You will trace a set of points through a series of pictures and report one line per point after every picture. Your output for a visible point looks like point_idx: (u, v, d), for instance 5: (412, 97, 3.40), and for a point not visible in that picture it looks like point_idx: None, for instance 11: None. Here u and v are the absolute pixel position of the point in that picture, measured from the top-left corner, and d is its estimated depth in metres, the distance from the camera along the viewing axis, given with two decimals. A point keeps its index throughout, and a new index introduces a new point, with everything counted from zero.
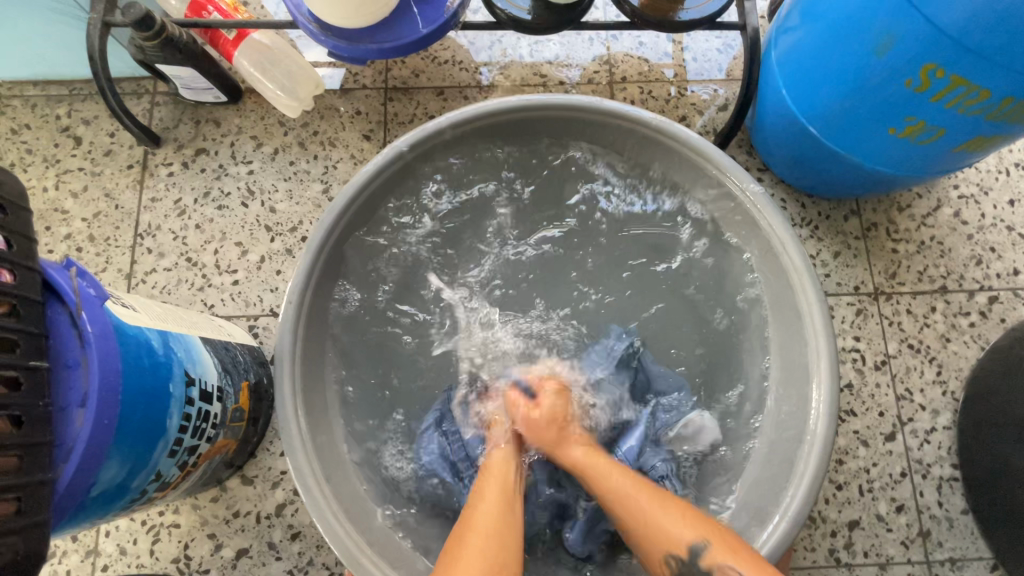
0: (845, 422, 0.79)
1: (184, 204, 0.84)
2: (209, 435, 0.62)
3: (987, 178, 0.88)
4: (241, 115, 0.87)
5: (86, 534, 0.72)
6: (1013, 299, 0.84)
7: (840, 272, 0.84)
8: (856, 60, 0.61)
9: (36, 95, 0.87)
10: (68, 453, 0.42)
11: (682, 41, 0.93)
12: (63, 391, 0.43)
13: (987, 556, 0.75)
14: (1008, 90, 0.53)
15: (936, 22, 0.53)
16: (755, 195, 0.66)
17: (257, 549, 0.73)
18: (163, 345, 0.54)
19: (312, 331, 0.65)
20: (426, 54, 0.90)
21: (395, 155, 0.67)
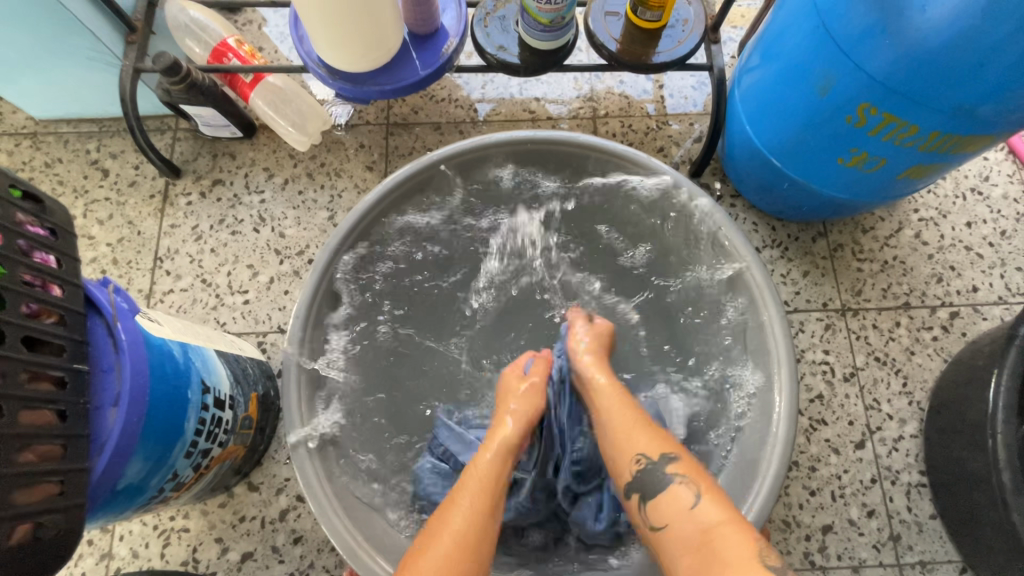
0: (817, 430, 0.83)
1: (201, 230, 0.91)
2: (221, 440, 0.67)
3: (945, 202, 0.94)
4: (255, 149, 0.95)
5: (101, 538, 0.77)
6: (973, 314, 0.89)
7: (809, 290, 0.90)
8: (805, 99, 0.68)
9: (69, 132, 0.96)
10: (101, 447, 0.48)
11: (660, 80, 1.01)
12: (98, 391, 0.49)
13: (955, 559, 0.78)
14: (932, 125, 0.60)
15: (866, 68, 0.60)
16: (717, 218, 0.73)
17: (262, 552, 0.77)
18: (184, 356, 0.61)
19: (316, 348, 0.70)
20: (425, 93, 0.99)
21: (396, 184, 0.74)
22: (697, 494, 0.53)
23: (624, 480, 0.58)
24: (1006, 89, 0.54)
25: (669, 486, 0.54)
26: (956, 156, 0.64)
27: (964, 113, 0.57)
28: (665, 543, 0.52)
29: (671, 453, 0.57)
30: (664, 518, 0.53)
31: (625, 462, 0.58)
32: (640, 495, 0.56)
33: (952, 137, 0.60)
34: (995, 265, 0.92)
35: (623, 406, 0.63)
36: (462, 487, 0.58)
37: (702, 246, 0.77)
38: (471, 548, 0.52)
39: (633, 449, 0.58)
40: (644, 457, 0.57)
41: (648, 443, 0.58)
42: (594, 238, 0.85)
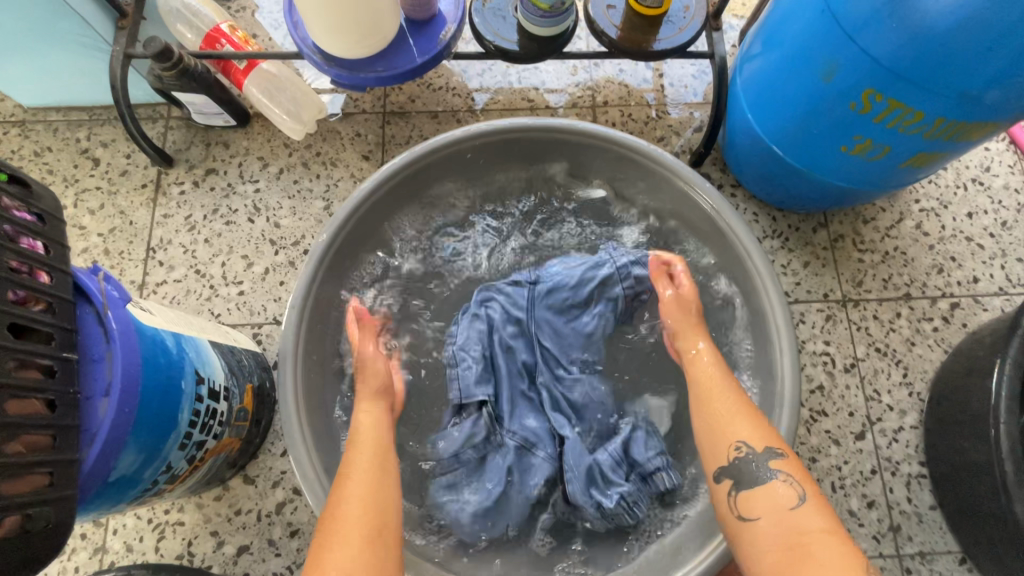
0: (817, 421, 0.83)
1: (194, 220, 0.90)
2: (216, 432, 0.66)
3: (946, 193, 0.94)
4: (249, 138, 0.94)
5: (94, 532, 0.76)
6: (973, 305, 0.89)
7: (809, 281, 0.89)
8: (808, 86, 0.67)
9: (59, 121, 0.94)
10: (92, 438, 0.47)
11: (660, 69, 1.00)
12: (89, 381, 0.48)
13: (955, 549, 0.78)
14: (938, 112, 0.59)
15: (871, 53, 0.59)
16: (718, 204, 0.72)
17: (258, 545, 0.76)
18: (177, 346, 0.59)
19: (313, 339, 0.69)
20: (422, 81, 0.97)
21: (391, 173, 0.72)
22: (800, 497, 0.54)
23: (718, 463, 0.60)
24: (1013, 75, 0.53)
25: (770, 482, 0.56)
26: (960, 144, 0.63)
27: (970, 100, 0.56)
28: (754, 534, 0.54)
29: (776, 449, 0.58)
30: (759, 510, 0.55)
31: (723, 448, 0.60)
32: (733, 483, 0.58)
33: (957, 123, 0.60)
34: (996, 256, 0.91)
35: (728, 391, 0.64)
36: (353, 469, 0.59)
37: (704, 234, 0.76)
38: (380, 532, 0.54)
39: (734, 435, 0.60)
40: (745, 447, 0.59)
41: (751, 433, 0.59)
42: (593, 229, 0.84)
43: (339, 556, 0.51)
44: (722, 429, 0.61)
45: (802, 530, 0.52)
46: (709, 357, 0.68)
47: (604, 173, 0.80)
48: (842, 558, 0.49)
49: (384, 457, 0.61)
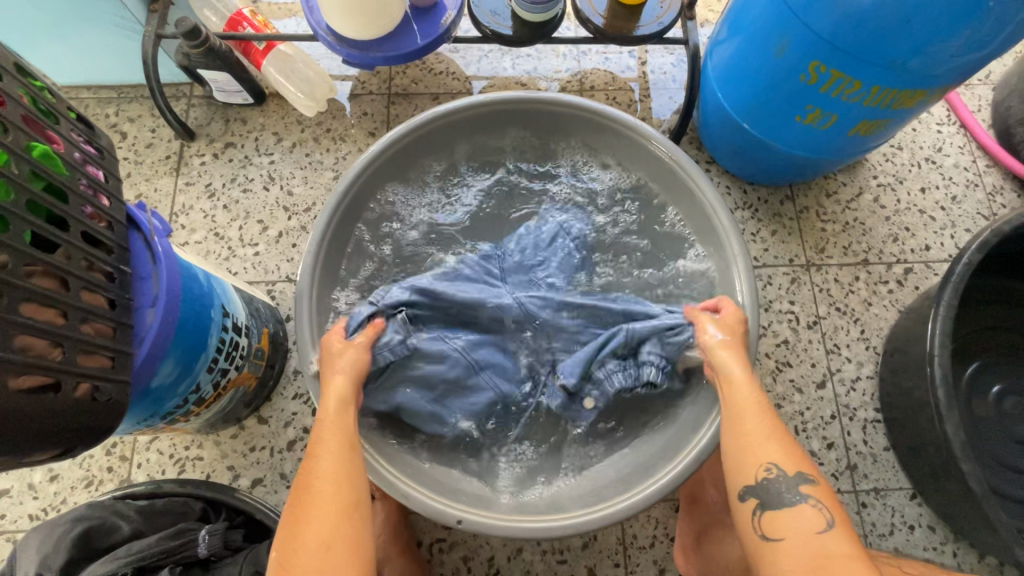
0: (782, 371, 0.91)
1: (214, 188, 0.98)
2: (237, 364, 0.74)
3: (901, 170, 1.03)
4: (265, 115, 1.02)
5: (120, 466, 0.83)
6: (925, 270, 0.98)
7: (776, 247, 0.98)
8: (765, 63, 0.77)
9: (89, 98, 1.02)
10: (140, 342, 0.54)
11: (643, 58, 1.09)
12: (137, 295, 0.56)
13: (906, 486, 0.86)
14: (872, 79, 0.68)
15: (813, 29, 0.68)
16: (686, 165, 0.79)
17: (271, 478, 0.83)
18: (207, 280, 0.67)
19: (326, 283, 0.77)
20: (424, 66, 1.06)
21: (391, 141, 0.80)
22: (828, 522, 0.54)
23: (744, 481, 0.59)
24: (930, 45, 0.62)
25: (799, 506, 0.56)
26: (897, 111, 0.72)
27: (897, 68, 0.65)
28: (777, 554, 0.54)
29: (806, 475, 0.57)
30: (785, 532, 0.55)
31: (751, 467, 0.58)
32: (759, 502, 0.57)
33: (890, 90, 0.69)
34: (946, 226, 1.00)
35: (760, 410, 0.61)
36: (320, 446, 0.58)
37: (677, 197, 0.84)
38: (356, 504, 0.54)
39: (764, 456, 0.58)
40: (775, 469, 0.58)
41: (782, 456, 0.58)
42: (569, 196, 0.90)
43: (313, 536, 0.51)
44: (752, 446, 0.59)
45: (829, 556, 0.51)
46: (742, 376, 0.64)
47: (585, 143, 0.88)
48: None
49: (350, 432, 0.61)
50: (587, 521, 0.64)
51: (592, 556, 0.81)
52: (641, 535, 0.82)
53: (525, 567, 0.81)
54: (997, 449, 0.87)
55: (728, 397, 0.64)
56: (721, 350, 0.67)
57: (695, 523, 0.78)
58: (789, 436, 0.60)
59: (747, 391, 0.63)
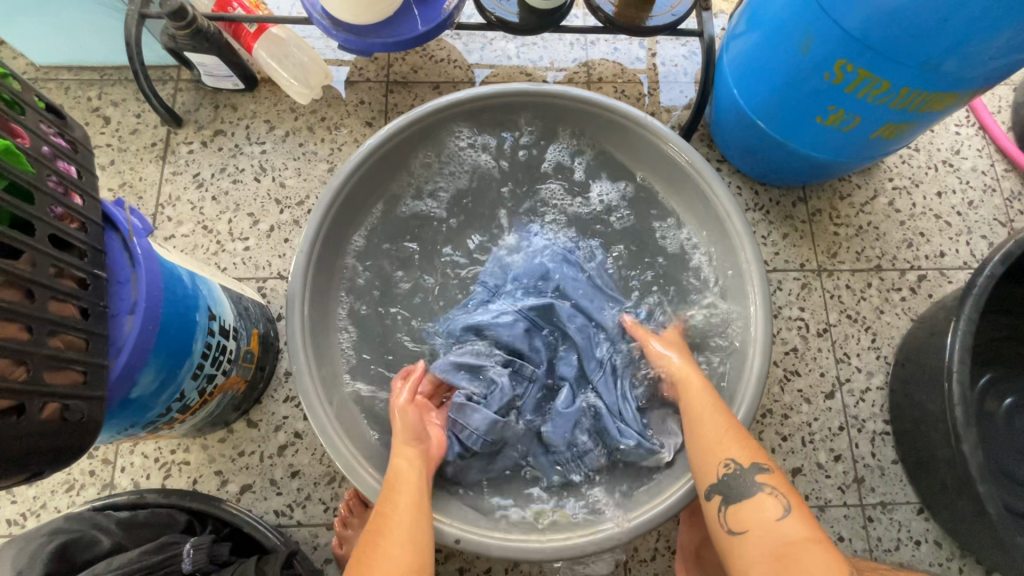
0: (790, 380, 0.88)
1: (202, 178, 0.93)
2: (225, 368, 0.70)
3: (918, 173, 0.99)
4: (256, 102, 0.97)
5: (103, 470, 0.79)
6: (939, 278, 0.95)
7: (787, 251, 0.95)
8: (787, 60, 0.72)
9: (70, 79, 0.97)
10: (118, 351, 0.51)
11: (653, 49, 1.05)
12: (115, 300, 0.52)
13: (913, 500, 0.84)
14: (901, 81, 0.64)
15: (842, 26, 0.64)
16: (699, 165, 0.75)
17: (260, 484, 0.80)
18: (192, 281, 0.63)
19: (319, 283, 0.73)
20: (424, 53, 1.01)
21: (389, 135, 0.75)
22: (786, 509, 0.54)
23: (707, 479, 0.59)
24: (966, 46, 0.58)
25: (757, 495, 0.55)
26: (924, 114, 0.69)
27: (929, 69, 0.61)
28: (743, 547, 0.54)
29: (764, 464, 0.58)
30: (747, 524, 0.55)
31: (711, 464, 0.59)
32: (723, 497, 0.57)
33: (920, 93, 0.65)
34: (961, 232, 0.97)
35: (716, 412, 0.63)
36: (395, 500, 0.59)
37: (688, 197, 0.79)
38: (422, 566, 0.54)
39: (723, 452, 0.59)
40: (733, 463, 0.58)
41: (740, 450, 0.59)
42: (571, 199, 0.84)
43: None
44: (708, 444, 0.60)
45: (790, 544, 0.51)
46: (698, 381, 0.67)
47: (592, 139, 0.84)
48: (830, 567, 0.49)
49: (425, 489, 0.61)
50: (605, 539, 0.62)
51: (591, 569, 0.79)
52: (642, 548, 0.80)
53: None
54: (1006, 464, 0.85)
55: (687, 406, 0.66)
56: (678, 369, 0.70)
57: (694, 536, 0.75)
58: (745, 431, 0.61)
59: (701, 396, 0.65)
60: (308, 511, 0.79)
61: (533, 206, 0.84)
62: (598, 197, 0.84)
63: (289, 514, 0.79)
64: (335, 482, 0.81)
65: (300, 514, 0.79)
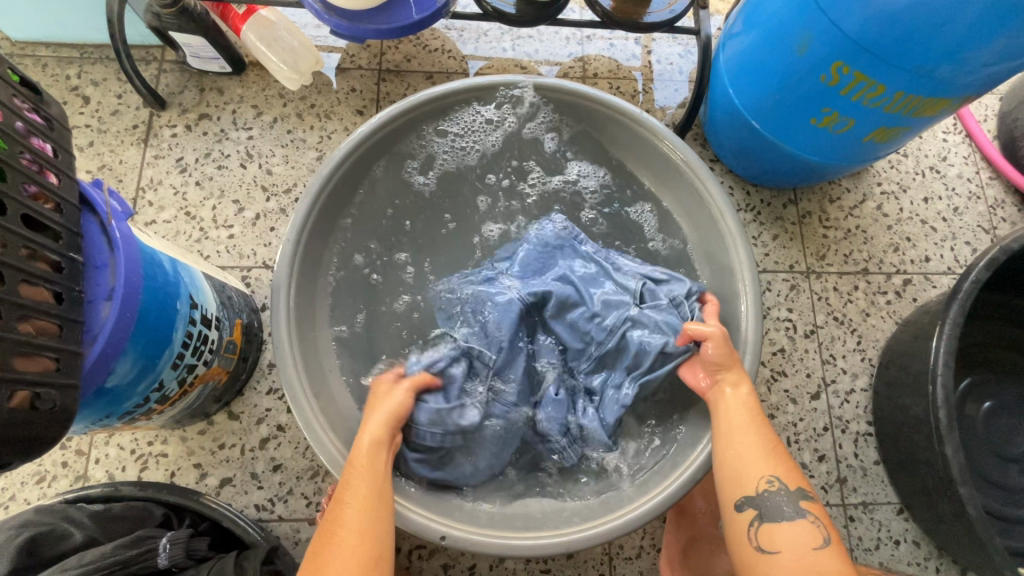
0: (777, 381, 0.89)
1: (185, 162, 0.91)
2: (206, 358, 0.68)
3: (906, 178, 1.01)
4: (243, 86, 0.95)
5: (76, 461, 0.77)
6: (924, 282, 0.96)
7: (777, 253, 0.95)
8: (784, 61, 0.72)
9: (48, 56, 0.93)
10: (93, 339, 0.49)
11: (648, 46, 1.04)
12: (91, 286, 0.50)
13: (894, 500, 0.85)
14: (897, 84, 0.64)
15: (839, 27, 0.64)
16: (694, 164, 0.75)
17: (240, 478, 0.78)
18: (173, 268, 0.61)
19: (306, 271, 0.71)
20: (418, 42, 1.00)
21: (382, 122, 0.74)
22: (823, 540, 0.54)
23: (745, 490, 0.57)
24: (962, 51, 0.58)
25: (797, 519, 0.55)
26: (916, 119, 0.69)
27: (925, 73, 0.62)
28: (773, 567, 0.53)
29: (805, 491, 0.57)
30: (781, 546, 0.54)
31: (753, 477, 0.57)
32: (758, 512, 0.56)
33: (914, 98, 0.65)
34: (946, 238, 0.99)
35: (763, 428, 0.60)
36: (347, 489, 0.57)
37: (679, 198, 0.79)
38: (375, 560, 0.52)
39: (769, 468, 0.57)
40: (777, 481, 0.57)
41: (787, 470, 0.57)
42: (566, 197, 0.84)
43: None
44: (752, 456, 0.58)
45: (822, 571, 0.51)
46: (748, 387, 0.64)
47: (588, 135, 0.83)
48: None
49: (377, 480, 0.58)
50: (615, 528, 0.62)
51: (576, 566, 0.79)
52: (628, 546, 0.80)
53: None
54: (982, 466, 0.87)
55: (733, 408, 0.62)
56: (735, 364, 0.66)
57: (680, 536, 0.76)
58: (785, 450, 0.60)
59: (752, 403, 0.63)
60: (290, 505, 0.78)
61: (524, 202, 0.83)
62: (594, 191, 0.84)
63: (270, 509, 0.78)
64: (318, 477, 0.79)
65: (282, 508, 0.78)
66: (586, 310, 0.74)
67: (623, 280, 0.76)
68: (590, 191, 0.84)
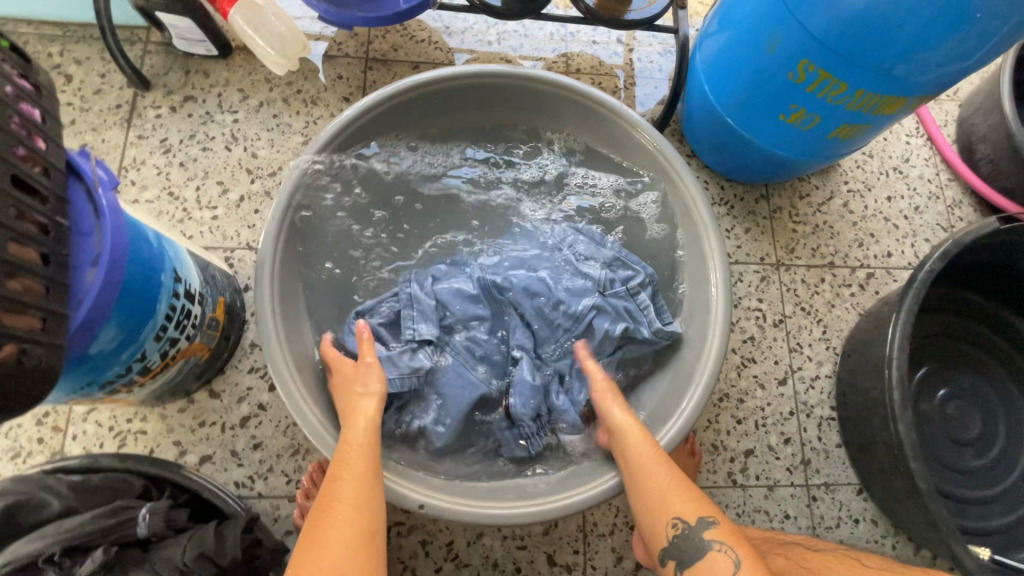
0: (747, 367, 0.93)
1: (169, 143, 0.91)
2: (189, 333, 0.69)
3: (870, 178, 1.06)
4: (230, 70, 0.95)
5: (52, 437, 0.77)
6: (886, 276, 1.01)
7: (749, 245, 0.99)
8: (756, 58, 0.76)
9: (29, 33, 0.92)
10: (77, 304, 0.49)
11: (630, 45, 1.08)
12: (76, 252, 0.50)
13: (854, 481, 0.90)
14: (858, 82, 0.68)
15: (806, 27, 0.67)
16: (670, 156, 0.78)
17: (220, 456, 0.79)
18: (158, 241, 0.62)
19: (291, 246, 0.71)
20: (405, 33, 1.01)
21: (369, 106, 0.75)
22: (736, 563, 0.54)
23: (659, 545, 0.58)
24: (916, 52, 0.62)
25: (708, 554, 0.55)
26: (877, 117, 0.73)
27: (883, 72, 0.66)
28: None
29: (709, 517, 0.57)
30: None
31: (659, 527, 0.59)
32: (677, 562, 0.57)
33: (874, 96, 0.69)
34: (907, 235, 1.04)
35: (656, 466, 0.62)
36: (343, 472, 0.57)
37: (654, 184, 0.82)
38: (370, 537, 0.52)
39: (669, 512, 0.59)
40: (681, 523, 0.58)
41: (686, 506, 0.59)
42: (548, 183, 0.88)
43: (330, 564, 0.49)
44: (655, 504, 0.60)
45: None
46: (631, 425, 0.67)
47: (570, 126, 0.85)
48: None
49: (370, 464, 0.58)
50: (582, 501, 0.64)
51: (552, 542, 0.81)
52: (602, 523, 0.82)
53: (484, 552, 0.80)
54: (937, 450, 0.92)
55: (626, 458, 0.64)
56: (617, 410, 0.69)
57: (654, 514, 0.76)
58: (683, 484, 0.61)
59: (638, 442, 0.65)
60: (269, 483, 0.79)
61: (506, 188, 0.87)
62: (574, 179, 0.87)
63: (249, 486, 0.78)
64: (299, 455, 0.80)
65: (261, 485, 0.78)
66: (551, 296, 0.79)
67: (589, 270, 0.81)
68: (572, 177, 0.87)
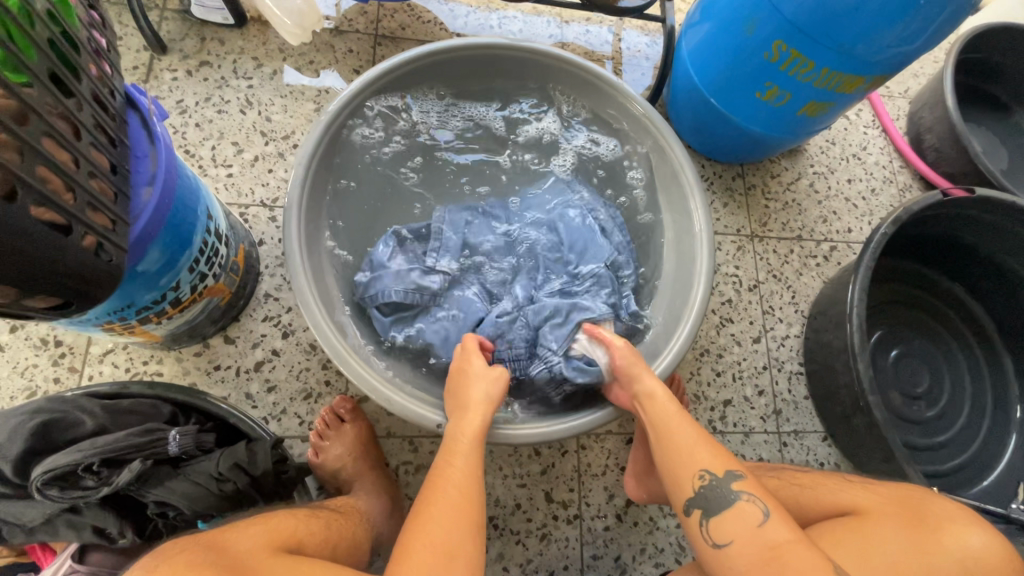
0: (725, 326, 1.01)
1: (185, 104, 0.95)
2: (215, 272, 0.73)
3: (833, 163, 1.17)
4: (244, 39, 1.00)
5: (68, 377, 0.79)
6: (846, 249, 1.12)
7: (726, 218, 1.09)
8: (736, 40, 0.85)
9: None
10: (133, 219, 0.53)
11: (620, 35, 1.17)
12: (132, 172, 0.54)
13: (819, 429, 0.99)
14: (824, 61, 0.78)
15: (780, 10, 0.77)
16: (659, 125, 0.86)
17: (235, 398, 0.82)
18: (195, 178, 0.66)
19: (315, 193, 0.76)
20: (413, 14, 1.08)
21: (387, 70, 0.81)
22: (764, 513, 0.57)
23: (685, 495, 0.61)
24: (871, 33, 0.72)
25: (737, 504, 0.58)
26: (840, 94, 0.83)
27: (845, 51, 0.76)
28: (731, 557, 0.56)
29: (736, 471, 0.61)
30: (731, 534, 0.57)
31: (686, 477, 0.62)
32: (702, 511, 0.60)
33: (837, 73, 0.79)
34: (865, 214, 1.15)
35: (685, 422, 0.66)
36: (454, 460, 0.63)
37: (647, 152, 0.90)
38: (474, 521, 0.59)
39: (698, 464, 0.62)
40: (708, 474, 0.61)
41: (712, 459, 0.62)
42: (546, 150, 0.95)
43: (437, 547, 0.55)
44: (682, 456, 0.63)
45: (771, 549, 0.54)
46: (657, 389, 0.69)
47: (568, 98, 0.93)
48: (816, 564, 0.53)
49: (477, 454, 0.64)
50: (575, 427, 0.71)
51: (549, 481, 0.87)
52: (595, 464, 0.89)
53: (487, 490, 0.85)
54: (891, 403, 1.02)
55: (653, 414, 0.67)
56: (637, 372, 0.71)
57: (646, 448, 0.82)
58: (715, 443, 0.64)
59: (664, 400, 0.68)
60: (283, 424, 0.82)
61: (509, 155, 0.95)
62: (569, 147, 0.94)
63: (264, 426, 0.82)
64: (311, 398, 0.84)
65: (275, 426, 0.82)
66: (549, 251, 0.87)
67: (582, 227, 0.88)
68: (567, 145, 0.94)
